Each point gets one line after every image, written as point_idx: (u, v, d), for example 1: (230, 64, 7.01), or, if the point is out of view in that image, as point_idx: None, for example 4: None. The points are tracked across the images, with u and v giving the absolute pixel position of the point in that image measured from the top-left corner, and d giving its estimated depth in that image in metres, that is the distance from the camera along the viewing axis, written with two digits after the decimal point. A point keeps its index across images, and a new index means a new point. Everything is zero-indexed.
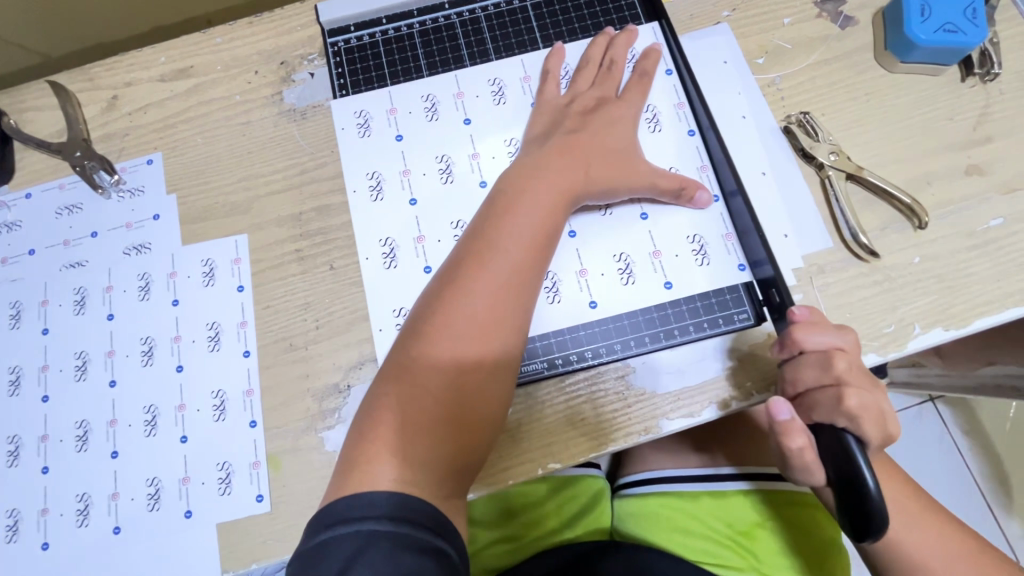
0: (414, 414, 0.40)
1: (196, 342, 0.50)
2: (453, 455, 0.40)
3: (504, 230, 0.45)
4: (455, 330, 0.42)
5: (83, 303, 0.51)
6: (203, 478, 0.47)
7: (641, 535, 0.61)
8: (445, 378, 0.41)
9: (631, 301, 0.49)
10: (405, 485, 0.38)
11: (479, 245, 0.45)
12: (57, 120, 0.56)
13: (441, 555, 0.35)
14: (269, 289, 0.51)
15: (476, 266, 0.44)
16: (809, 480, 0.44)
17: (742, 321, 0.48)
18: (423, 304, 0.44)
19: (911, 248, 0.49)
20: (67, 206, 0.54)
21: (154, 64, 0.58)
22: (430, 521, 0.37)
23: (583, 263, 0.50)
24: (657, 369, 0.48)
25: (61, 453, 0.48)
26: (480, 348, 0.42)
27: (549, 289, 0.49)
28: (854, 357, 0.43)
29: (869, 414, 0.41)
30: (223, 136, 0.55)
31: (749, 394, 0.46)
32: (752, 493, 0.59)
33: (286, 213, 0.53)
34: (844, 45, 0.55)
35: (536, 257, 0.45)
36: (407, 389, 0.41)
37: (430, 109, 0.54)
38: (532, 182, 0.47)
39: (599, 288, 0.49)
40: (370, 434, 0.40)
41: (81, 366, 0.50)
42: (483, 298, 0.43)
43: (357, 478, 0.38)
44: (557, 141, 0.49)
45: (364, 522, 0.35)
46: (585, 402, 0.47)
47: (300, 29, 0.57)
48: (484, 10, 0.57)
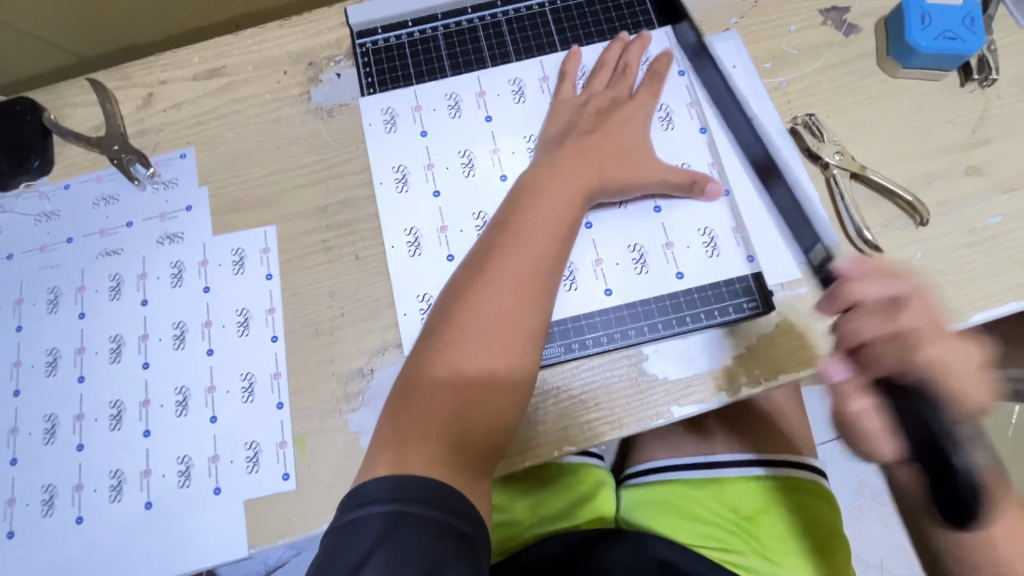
0: (438, 400, 0.42)
1: (226, 327, 0.52)
2: (473, 440, 0.42)
3: (524, 227, 0.47)
4: (477, 322, 0.44)
5: (118, 289, 0.54)
6: (231, 457, 0.49)
7: (645, 522, 0.63)
8: (461, 370, 0.43)
9: (643, 290, 0.51)
10: (428, 465, 0.40)
11: (500, 242, 0.47)
12: (96, 116, 0.59)
13: (463, 537, 0.37)
14: (297, 277, 0.53)
15: (496, 262, 0.46)
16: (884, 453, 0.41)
17: (753, 309, 0.50)
18: (443, 301, 0.47)
19: (912, 243, 0.51)
20: (104, 197, 0.56)
21: (188, 63, 0.60)
22: (452, 504, 0.38)
23: (597, 253, 0.52)
24: (663, 354, 0.50)
25: (96, 431, 0.50)
26: (501, 339, 0.44)
27: (566, 277, 0.51)
28: (926, 309, 0.41)
29: (942, 368, 0.39)
30: (253, 132, 0.58)
31: (756, 382, 0.48)
32: (753, 479, 0.61)
33: (313, 206, 0.55)
34: (848, 50, 0.57)
35: (553, 253, 0.47)
36: (426, 381, 0.43)
37: (453, 107, 0.56)
38: (551, 182, 0.49)
39: (613, 277, 0.51)
40: (397, 419, 0.42)
41: (116, 349, 0.52)
42: (503, 292, 0.45)
43: (386, 458, 0.41)
44: (574, 142, 0.52)
45: (387, 504, 0.36)
46: (595, 386, 0.49)
47: (328, 32, 0.60)
48: (505, 14, 0.60)
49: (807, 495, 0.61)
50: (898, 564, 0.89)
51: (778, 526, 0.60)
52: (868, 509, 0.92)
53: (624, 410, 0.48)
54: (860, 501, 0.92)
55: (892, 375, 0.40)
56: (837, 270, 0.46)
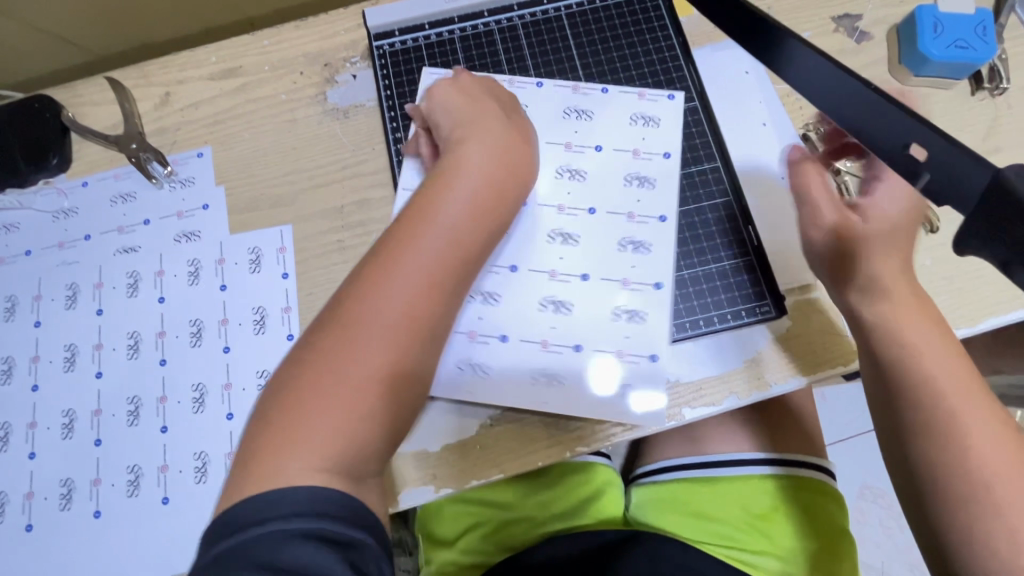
0: (322, 403, 0.37)
1: (243, 325, 0.53)
2: (363, 447, 0.37)
3: (434, 218, 0.43)
4: (370, 318, 0.39)
5: (136, 286, 0.54)
6: None
7: (654, 521, 0.65)
8: (363, 363, 0.38)
9: (614, 307, 0.50)
10: (317, 472, 0.35)
11: (405, 230, 0.42)
12: (113, 114, 0.60)
13: (356, 549, 0.33)
14: (313, 276, 0.54)
15: (396, 254, 0.41)
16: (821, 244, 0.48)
17: (763, 314, 0.50)
18: (346, 284, 0.41)
19: (923, 250, 0.52)
20: (122, 194, 0.57)
21: (205, 63, 0.61)
22: (350, 513, 0.35)
23: (561, 268, 0.51)
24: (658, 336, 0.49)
25: (113, 426, 0.50)
26: (396, 341, 0.39)
27: (543, 299, 0.51)
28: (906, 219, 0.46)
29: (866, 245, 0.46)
30: (269, 132, 0.58)
31: (767, 385, 0.49)
32: (762, 478, 0.62)
33: (330, 206, 0.56)
34: (860, 58, 0.58)
35: (466, 249, 0.43)
36: (321, 372, 0.38)
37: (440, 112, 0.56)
38: (470, 170, 0.45)
39: (570, 288, 0.51)
40: (285, 415, 0.37)
41: (133, 345, 0.53)
42: (402, 287, 0.40)
43: (258, 472, 0.35)
44: (499, 130, 0.48)
45: (268, 524, 0.33)
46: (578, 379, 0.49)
47: (345, 33, 0.61)
48: (522, 19, 0.60)
49: (818, 493, 0.61)
50: (900, 567, 0.90)
51: (787, 526, 0.60)
52: (869, 512, 0.92)
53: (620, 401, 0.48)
54: (862, 504, 0.93)
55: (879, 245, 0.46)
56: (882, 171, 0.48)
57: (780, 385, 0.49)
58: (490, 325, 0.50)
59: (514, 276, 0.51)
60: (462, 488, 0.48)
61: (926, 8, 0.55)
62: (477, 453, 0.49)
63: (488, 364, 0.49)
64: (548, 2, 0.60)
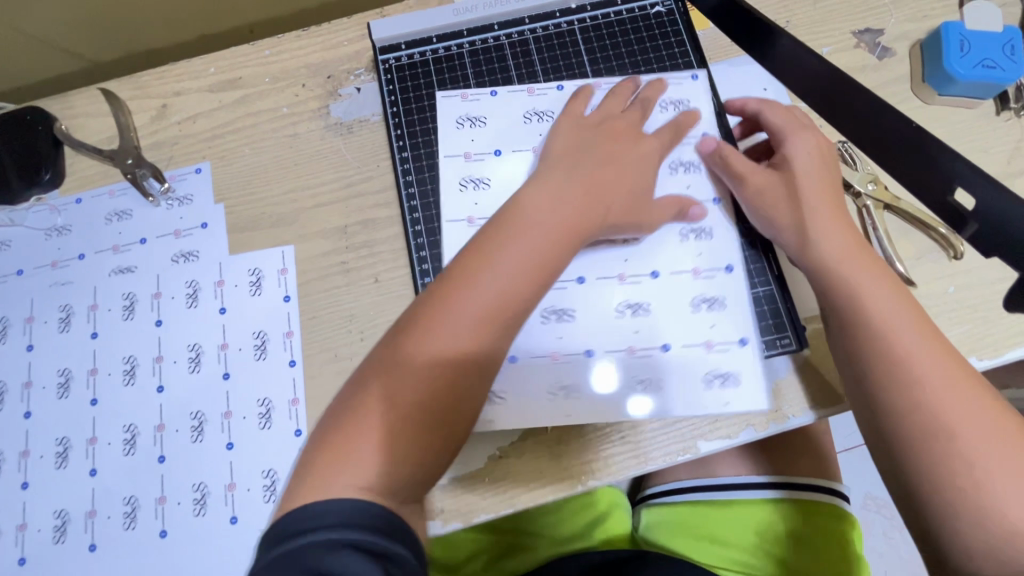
0: (381, 428, 0.36)
1: (243, 350, 0.51)
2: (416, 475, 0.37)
3: (504, 243, 0.40)
4: (427, 358, 0.37)
5: (132, 309, 0.52)
6: (247, 486, 0.48)
7: (665, 542, 0.64)
8: (436, 382, 0.37)
9: (693, 297, 0.48)
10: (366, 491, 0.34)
11: (475, 254, 0.40)
12: (108, 126, 0.58)
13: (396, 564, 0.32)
14: (315, 299, 0.52)
15: (463, 282, 0.39)
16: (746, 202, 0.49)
17: (784, 346, 0.48)
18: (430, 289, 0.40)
19: (944, 277, 0.50)
20: (117, 212, 0.55)
21: (203, 74, 0.59)
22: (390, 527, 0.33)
23: (628, 270, 0.49)
24: (741, 320, 0.48)
25: (109, 456, 0.49)
26: (456, 371, 0.38)
27: (621, 303, 0.48)
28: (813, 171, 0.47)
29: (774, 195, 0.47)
30: (270, 148, 0.56)
31: (784, 417, 0.48)
32: (774, 501, 0.61)
33: (332, 225, 0.54)
34: (882, 75, 0.56)
35: (536, 284, 0.40)
36: (396, 383, 0.37)
37: (467, 121, 0.54)
38: (541, 204, 0.42)
39: (643, 290, 0.49)
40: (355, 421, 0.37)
41: (129, 371, 0.51)
42: (467, 314, 0.38)
43: (308, 484, 0.35)
44: (585, 159, 0.45)
45: (311, 534, 0.32)
46: (671, 378, 0.47)
47: (348, 44, 0.59)
48: (533, 32, 0.58)
49: (834, 517, 0.60)
50: None
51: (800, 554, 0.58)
52: (873, 524, 0.92)
53: (720, 390, 0.46)
54: (865, 514, 0.92)
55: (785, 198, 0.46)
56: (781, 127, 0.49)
57: (796, 417, 0.48)
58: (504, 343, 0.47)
59: (581, 287, 0.49)
60: (469, 522, 0.47)
61: (952, 26, 0.54)
62: (486, 486, 0.47)
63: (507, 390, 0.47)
64: (560, 15, 0.58)
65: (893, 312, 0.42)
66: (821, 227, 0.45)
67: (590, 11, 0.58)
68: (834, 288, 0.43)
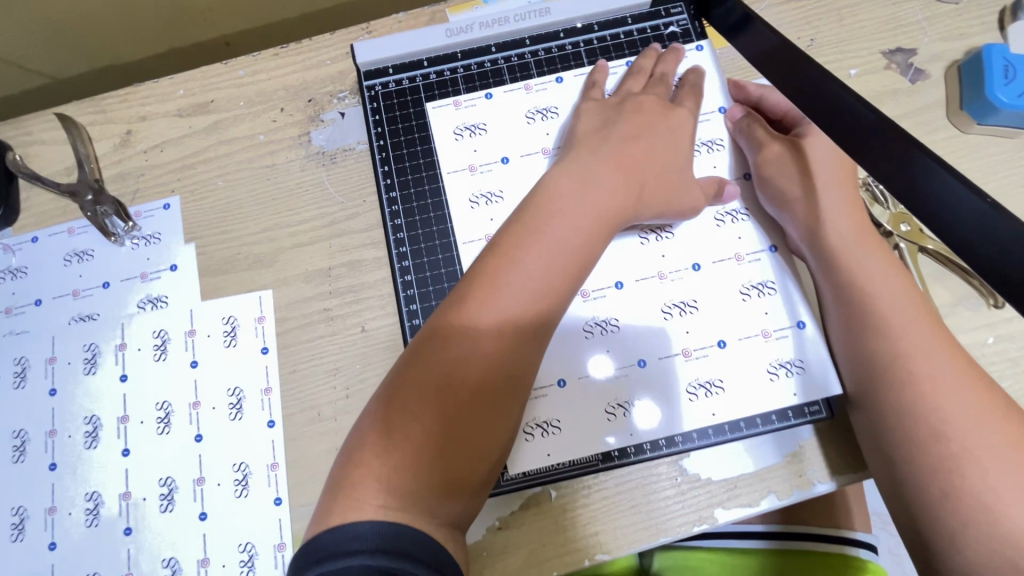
0: (407, 443, 0.36)
1: (217, 410, 0.46)
2: (449, 485, 0.36)
3: (521, 246, 0.40)
4: (452, 357, 0.38)
5: (94, 361, 0.48)
6: (223, 561, 0.44)
7: None
8: (461, 377, 0.37)
9: (741, 284, 0.47)
10: (394, 512, 0.33)
11: (494, 260, 0.40)
12: (67, 156, 0.52)
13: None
14: (295, 351, 0.47)
15: (484, 284, 0.39)
16: (768, 193, 0.48)
17: (813, 415, 0.44)
18: (457, 289, 0.41)
19: (984, 326, 0.46)
20: (77, 252, 0.50)
21: (172, 96, 0.54)
22: (430, 558, 0.32)
23: (667, 266, 0.47)
24: (792, 299, 0.46)
25: (70, 527, 0.44)
26: (485, 370, 0.38)
27: (667, 304, 0.46)
28: (828, 156, 0.47)
29: (788, 179, 0.47)
30: (245, 179, 0.51)
31: (810, 484, 0.43)
32: (809, 556, 0.55)
33: (314, 267, 0.49)
34: (914, 100, 0.51)
35: (556, 286, 0.40)
36: (420, 381, 0.37)
37: (470, 129, 0.51)
38: (564, 197, 0.42)
39: (683, 284, 0.47)
40: (382, 423, 0.37)
41: (91, 433, 0.46)
42: (492, 313, 0.39)
43: (342, 506, 0.34)
44: (609, 141, 0.45)
45: (354, 557, 0.31)
46: (732, 373, 0.45)
47: (330, 63, 0.53)
48: (534, 55, 0.53)
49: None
50: None
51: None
52: None
53: (785, 379, 0.45)
54: None
55: (801, 187, 0.46)
56: (792, 117, 0.49)
57: (825, 481, 0.43)
58: (544, 373, 0.45)
59: (621, 291, 0.47)
60: None
61: (996, 48, 0.50)
62: (486, 563, 0.42)
63: (556, 419, 0.44)
64: (564, 36, 0.53)
65: (887, 294, 0.42)
66: (823, 211, 0.45)
67: (597, 32, 0.53)
68: (832, 269, 0.44)
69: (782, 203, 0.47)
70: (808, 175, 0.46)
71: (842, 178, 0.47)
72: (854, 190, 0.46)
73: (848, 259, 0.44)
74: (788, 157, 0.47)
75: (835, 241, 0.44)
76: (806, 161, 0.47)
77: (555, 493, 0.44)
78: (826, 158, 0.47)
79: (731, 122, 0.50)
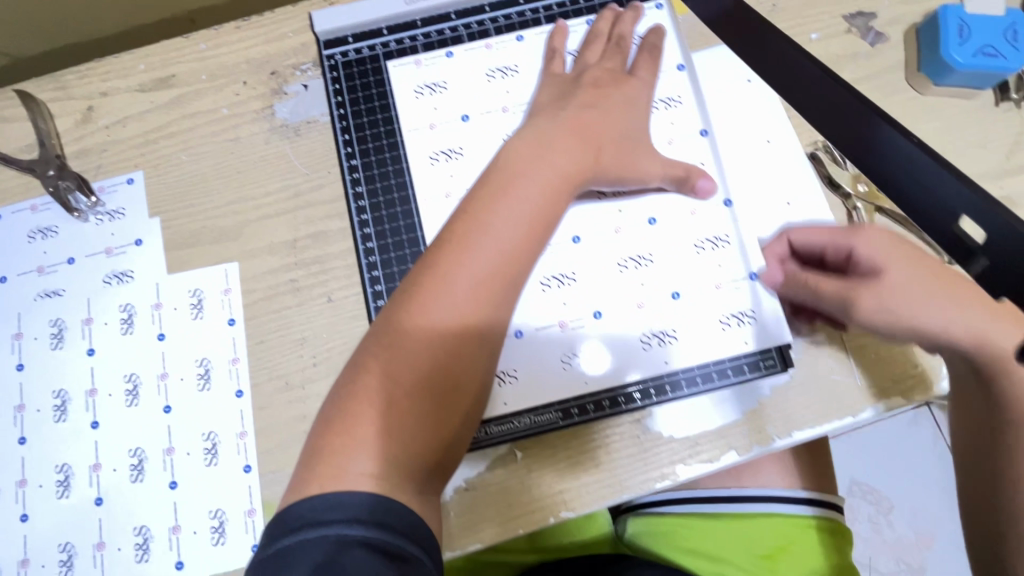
0: (387, 417, 0.37)
1: (185, 381, 0.47)
2: (427, 455, 0.37)
3: (488, 216, 0.40)
4: (423, 332, 0.38)
5: (61, 337, 0.48)
6: (193, 527, 0.44)
7: (658, 553, 0.58)
8: (432, 352, 0.38)
9: (697, 238, 0.47)
10: (378, 481, 0.35)
11: (458, 230, 0.40)
12: (27, 133, 0.52)
13: (410, 564, 0.32)
14: (262, 322, 0.48)
15: (452, 259, 0.39)
16: (891, 328, 0.42)
17: (768, 368, 0.45)
18: (422, 264, 0.40)
19: None
20: (41, 229, 0.50)
21: (133, 71, 0.53)
22: (407, 528, 0.33)
23: (624, 221, 0.47)
24: (746, 251, 0.47)
25: (41, 499, 0.45)
26: (456, 343, 0.39)
27: (623, 257, 0.47)
28: (904, 268, 0.43)
29: (901, 307, 0.42)
30: (209, 153, 0.51)
31: (769, 439, 0.44)
32: (778, 517, 0.56)
33: (279, 239, 0.49)
34: (874, 62, 0.52)
35: (523, 251, 0.40)
36: (393, 362, 0.38)
37: (431, 88, 0.51)
38: (526, 165, 0.42)
39: (640, 238, 0.47)
40: (354, 403, 0.37)
41: (60, 406, 0.47)
42: (461, 289, 0.39)
43: (324, 479, 0.35)
44: (568, 107, 0.45)
45: (329, 526, 0.32)
46: (686, 324, 0.45)
47: (293, 36, 0.53)
48: (495, 22, 0.52)
49: (826, 534, 0.56)
50: (888, 562, 0.88)
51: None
52: (860, 510, 0.90)
53: (738, 329, 0.45)
54: (853, 502, 0.90)
55: (922, 315, 0.41)
56: (842, 244, 0.44)
57: (835, 417, 0.44)
58: None
59: (579, 247, 0.47)
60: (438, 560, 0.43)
61: (951, 9, 0.50)
62: (455, 524, 0.43)
63: (513, 367, 0.45)
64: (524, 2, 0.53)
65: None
66: (954, 319, 0.41)
67: None
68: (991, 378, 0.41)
69: (918, 332, 0.42)
70: (909, 295, 0.42)
71: (933, 277, 0.42)
72: (949, 293, 0.42)
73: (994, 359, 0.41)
74: (885, 295, 0.42)
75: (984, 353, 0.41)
76: (909, 291, 0.42)
77: (519, 454, 0.44)
78: (909, 273, 0.42)
79: (776, 284, 0.45)
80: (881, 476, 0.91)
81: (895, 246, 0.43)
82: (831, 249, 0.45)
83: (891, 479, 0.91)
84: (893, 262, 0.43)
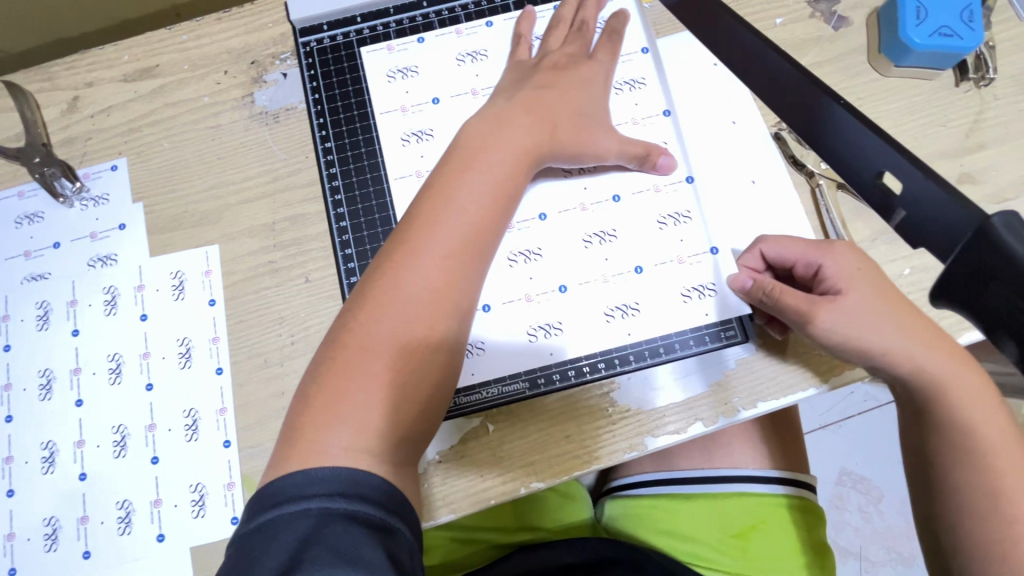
0: (351, 389, 0.37)
1: (166, 359, 0.48)
2: (398, 428, 0.38)
3: (452, 190, 0.41)
4: (385, 307, 0.39)
5: (47, 318, 0.49)
6: (175, 501, 0.45)
7: (635, 533, 0.59)
8: (394, 327, 0.39)
9: (660, 214, 0.48)
10: (354, 455, 0.35)
11: (424, 208, 0.41)
12: (13, 123, 0.54)
13: (392, 535, 0.33)
14: (242, 302, 0.49)
15: (416, 237, 0.40)
16: (849, 346, 0.41)
17: (729, 338, 0.46)
18: (389, 243, 0.42)
19: (899, 258, 0.47)
20: (27, 215, 0.51)
21: (116, 62, 0.55)
22: (386, 500, 0.34)
23: (589, 198, 0.49)
24: (707, 226, 0.48)
25: (26, 475, 0.46)
26: (417, 318, 0.39)
27: (588, 233, 0.48)
28: (866, 288, 0.42)
29: (859, 328, 0.41)
30: (191, 141, 0.53)
31: (734, 410, 0.45)
32: (753, 495, 0.56)
33: (258, 223, 0.50)
34: (837, 46, 0.53)
35: (486, 225, 0.42)
36: (357, 337, 0.38)
37: (403, 74, 0.53)
38: (487, 145, 0.43)
39: (605, 215, 0.48)
40: (321, 378, 0.38)
41: (46, 385, 0.48)
42: (423, 267, 0.40)
43: (301, 456, 0.35)
44: (528, 87, 0.47)
45: (311, 500, 0.32)
46: (648, 296, 0.47)
47: (273, 26, 0.54)
48: (465, 9, 0.54)
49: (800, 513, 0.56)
50: (878, 551, 0.89)
51: (805, 569, 0.55)
52: (848, 498, 0.91)
53: (700, 301, 0.47)
54: (841, 490, 0.91)
55: (879, 335, 0.41)
56: (810, 260, 0.44)
57: (800, 389, 0.45)
58: None
59: (546, 224, 0.48)
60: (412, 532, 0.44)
61: None
62: (428, 497, 0.44)
63: (482, 338, 0.47)
64: None
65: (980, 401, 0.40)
66: (909, 344, 0.41)
67: None
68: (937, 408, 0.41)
69: (876, 354, 0.41)
70: (868, 313, 0.41)
71: (894, 304, 0.42)
72: (907, 319, 0.41)
73: (939, 391, 0.41)
74: (847, 312, 0.41)
75: (931, 379, 0.40)
76: (869, 313, 0.41)
77: (491, 427, 0.46)
78: (871, 295, 0.42)
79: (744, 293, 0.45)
80: (868, 464, 0.92)
81: (862, 268, 0.43)
82: (801, 264, 0.44)
83: (878, 468, 0.91)
84: (858, 284, 0.42)
